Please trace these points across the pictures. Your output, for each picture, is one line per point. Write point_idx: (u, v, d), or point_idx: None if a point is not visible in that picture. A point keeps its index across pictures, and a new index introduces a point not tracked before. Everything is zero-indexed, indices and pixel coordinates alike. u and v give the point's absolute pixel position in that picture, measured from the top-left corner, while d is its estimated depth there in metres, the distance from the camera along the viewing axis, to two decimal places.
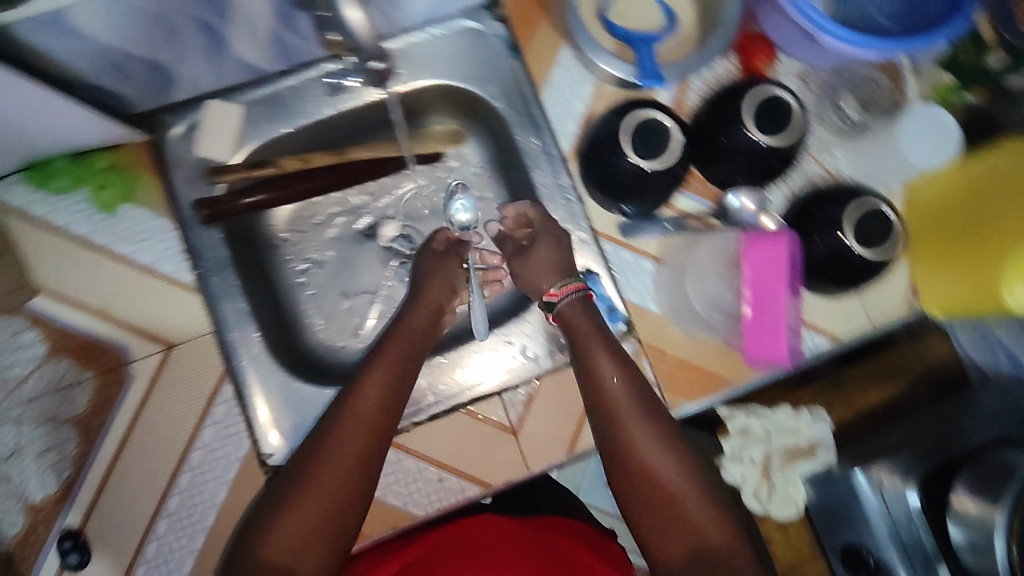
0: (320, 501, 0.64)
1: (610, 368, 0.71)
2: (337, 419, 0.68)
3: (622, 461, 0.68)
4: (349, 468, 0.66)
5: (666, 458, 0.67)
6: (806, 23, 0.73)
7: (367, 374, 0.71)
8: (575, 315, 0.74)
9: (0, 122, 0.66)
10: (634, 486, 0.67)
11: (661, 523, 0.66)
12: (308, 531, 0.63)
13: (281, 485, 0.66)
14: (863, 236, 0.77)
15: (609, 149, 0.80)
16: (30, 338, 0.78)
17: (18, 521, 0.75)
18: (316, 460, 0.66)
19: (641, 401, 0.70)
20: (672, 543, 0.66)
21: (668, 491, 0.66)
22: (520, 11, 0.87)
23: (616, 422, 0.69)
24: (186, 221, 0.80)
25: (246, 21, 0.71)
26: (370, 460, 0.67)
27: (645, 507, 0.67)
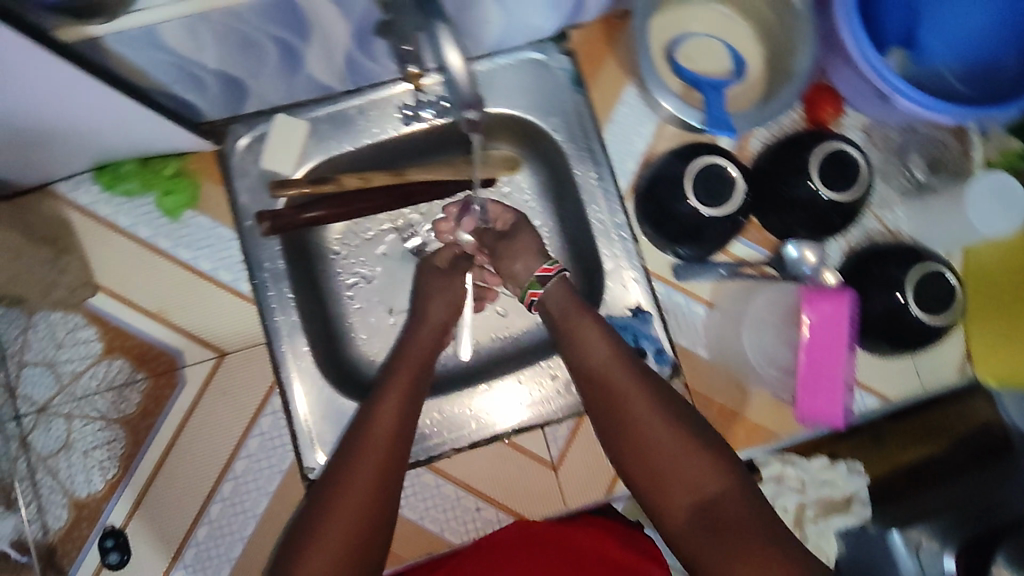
0: (348, 513, 0.63)
1: (598, 342, 0.71)
2: (360, 436, 0.69)
3: (610, 423, 0.67)
4: (371, 477, 0.65)
5: (656, 415, 0.66)
6: (881, 84, 0.73)
7: (386, 392, 0.72)
8: (571, 316, 0.72)
9: (84, 127, 0.68)
10: (628, 448, 0.66)
11: (658, 476, 0.64)
12: (335, 537, 0.61)
13: (314, 501, 0.64)
14: (925, 301, 0.77)
15: (670, 191, 0.79)
16: (86, 336, 0.78)
17: (63, 514, 0.76)
18: (342, 477, 0.65)
19: (627, 366, 0.69)
20: (677, 501, 0.63)
21: (658, 441, 0.64)
22: (588, 47, 0.88)
23: (605, 391, 0.68)
24: (246, 232, 0.81)
25: (324, 44, 0.72)
26: (388, 465, 0.67)
27: (638, 462, 0.65)
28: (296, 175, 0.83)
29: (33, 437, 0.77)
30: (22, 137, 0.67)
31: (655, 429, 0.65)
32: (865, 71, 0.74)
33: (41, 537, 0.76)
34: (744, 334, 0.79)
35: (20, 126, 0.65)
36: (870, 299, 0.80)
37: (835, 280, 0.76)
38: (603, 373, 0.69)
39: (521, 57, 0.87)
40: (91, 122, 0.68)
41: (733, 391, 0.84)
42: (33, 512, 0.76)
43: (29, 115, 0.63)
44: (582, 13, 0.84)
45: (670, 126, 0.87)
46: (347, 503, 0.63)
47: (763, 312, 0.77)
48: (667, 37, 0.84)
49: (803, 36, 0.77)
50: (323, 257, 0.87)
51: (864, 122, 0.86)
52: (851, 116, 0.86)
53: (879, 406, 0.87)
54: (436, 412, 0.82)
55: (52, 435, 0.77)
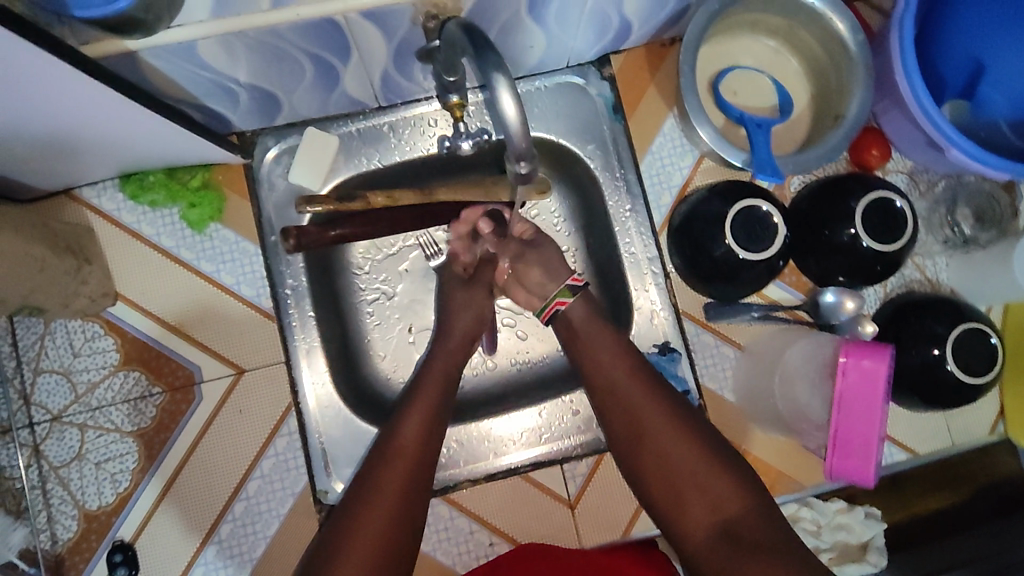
0: (373, 529, 0.62)
1: (618, 360, 0.71)
2: (386, 455, 0.67)
3: (629, 440, 0.67)
4: (395, 493, 0.64)
5: (676, 434, 0.65)
6: (936, 133, 0.71)
7: (410, 415, 0.70)
8: (595, 338, 0.73)
9: (111, 138, 0.66)
10: (648, 466, 0.66)
11: (675, 495, 0.63)
12: (360, 551, 0.60)
13: (338, 526, 0.63)
14: (962, 358, 0.75)
15: (706, 230, 0.77)
16: (103, 346, 0.77)
17: (72, 525, 0.75)
18: (367, 498, 0.64)
19: (645, 385, 0.69)
20: (697, 519, 0.62)
21: (678, 459, 0.64)
22: (629, 72, 0.85)
23: (624, 408, 0.68)
24: (270, 249, 0.80)
25: (362, 62, 0.69)
26: (414, 480, 0.66)
27: (657, 480, 0.65)
28: (322, 191, 0.81)
29: (46, 445, 0.76)
30: (49, 147, 0.65)
31: (675, 447, 0.65)
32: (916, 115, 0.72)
33: (49, 547, 0.75)
34: (777, 387, 0.78)
35: (46, 136, 0.63)
36: (906, 351, 0.78)
37: (871, 332, 0.77)
38: (622, 390, 0.69)
39: (559, 80, 0.84)
40: (121, 133, 0.66)
41: (758, 438, 0.82)
42: (43, 522, 0.75)
43: (56, 127, 0.61)
44: (625, 39, 0.81)
45: (708, 160, 0.85)
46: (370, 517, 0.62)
47: (798, 364, 0.76)
48: (712, 70, 0.82)
49: (855, 79, 0.75)
50: (348, 274, 0.86)
51: (909, 165, 0.84)
52: (895, 158, 0.84)
53: (907, 460, 0.84)
54: (455, 439, 0.82)
55: (66, 444, 0.76)
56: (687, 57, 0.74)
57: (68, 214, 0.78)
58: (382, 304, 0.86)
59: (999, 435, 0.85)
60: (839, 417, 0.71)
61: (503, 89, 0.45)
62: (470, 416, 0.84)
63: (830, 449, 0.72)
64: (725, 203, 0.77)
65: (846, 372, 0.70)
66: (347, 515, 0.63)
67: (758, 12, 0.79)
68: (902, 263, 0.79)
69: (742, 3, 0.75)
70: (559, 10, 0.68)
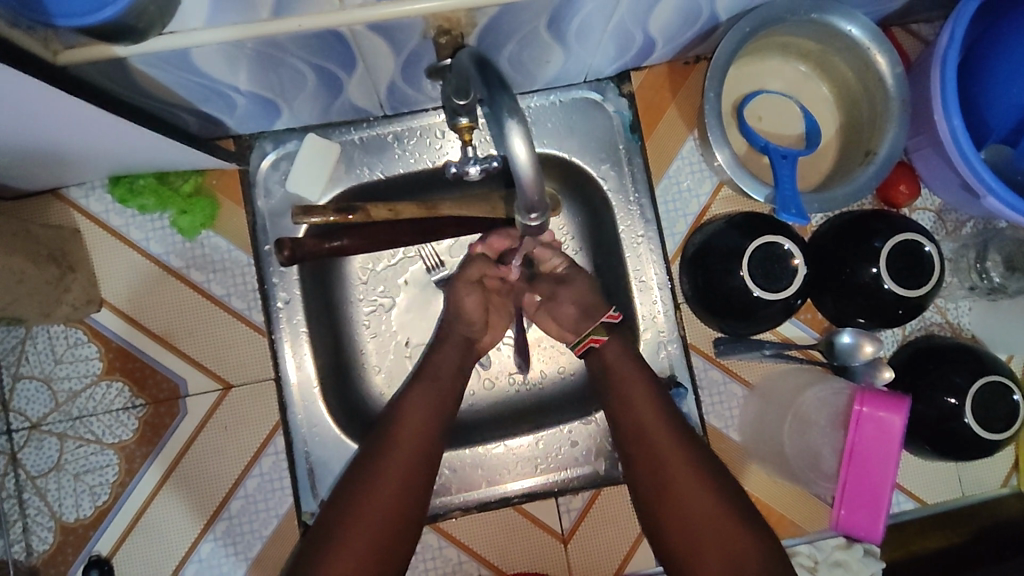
0: (362, 551, 0.61)
1: (644, 401, 0.70)
2: (373, 471, 0.65)
3: (650, 484, 0.67)
4: (386, 515, 0.63)
5: (699, 482, 0.66)
6: (973, 181, 0.67)
7: (396, 430, 0.68)
8: (626, 380, 0.72)
9: (97, 144, 0.62)
10: (664, 510, 0.66)
11: (694, 548, 0.63)
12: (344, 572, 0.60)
13: (313, 549, 0.61)
14: (981, 414, 0.72)
15: (722, 263, 0.73)
16: (86, 353, 0.74)
17: (48, 538, 0.73)
18: (351, 514, 0.63)
19: (671, 429, 0.69)
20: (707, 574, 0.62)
21: (696, 513, 0.64)
22: (649, 90, 0.81)
23: (648, 451, 0.68)
24: (264, 257, 0.76)
25: (368, 72, 0.65)
26: (406, 500, 0.64)
27: (676, 530, 0.65)
28: (320, 201, 0.78)
29: (23, 454, 0.73)
30: (31, 152, 0.61)
31: (696, 496, 0.65)
32: (954, 158, 0.68)
33: (23, 559, 0.72)
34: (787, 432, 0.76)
35: (27, 144, 0.59)
36: (924, 401, 0.75)
37: (887, 379, 0.75)
38: (648, 433, 0.69)
39: (574, 94, 0.80)
40: (109, 141, 0.62)
41: (762, 479, 0.80)
42: (18, 533, 0.72)
43: (37, 135, 0.57)
44: (647, 57, 0.77)
45: (727, 188, 0.81)
46: (358, 536, 0.61)
47: (811, 409, 0.74)
48: (737, 95, 0.78)
49: (889, 113, 0.71)
50: (344, 285, 0.82)
51: (938, 204, 0.81)
52: (923, 195, 0.81)
53: (915, 510, 0.82)
54: (447, 466, 0.78)
55: (44, 454, 0.73)
56: (713, 82, 0.69)
57: (54, 214, 0.74)
58: (380, 317, 0.83)
59: (1011, 488, 0.82)
60: (848, 471, 0.68)
61: (514, 132, 0.43)
62: (465, 439, 0.80)
63: (837, 501, 0.69)
64: (744, 236, 0.73)
65: (860, 423, 0.67)
66: (325, 535, 0.62)
67: (790, 35, 0.74)
68: (925, 308, 0.75)
69: (774, 26, 0.71)
70: (580, 27, 0.64)
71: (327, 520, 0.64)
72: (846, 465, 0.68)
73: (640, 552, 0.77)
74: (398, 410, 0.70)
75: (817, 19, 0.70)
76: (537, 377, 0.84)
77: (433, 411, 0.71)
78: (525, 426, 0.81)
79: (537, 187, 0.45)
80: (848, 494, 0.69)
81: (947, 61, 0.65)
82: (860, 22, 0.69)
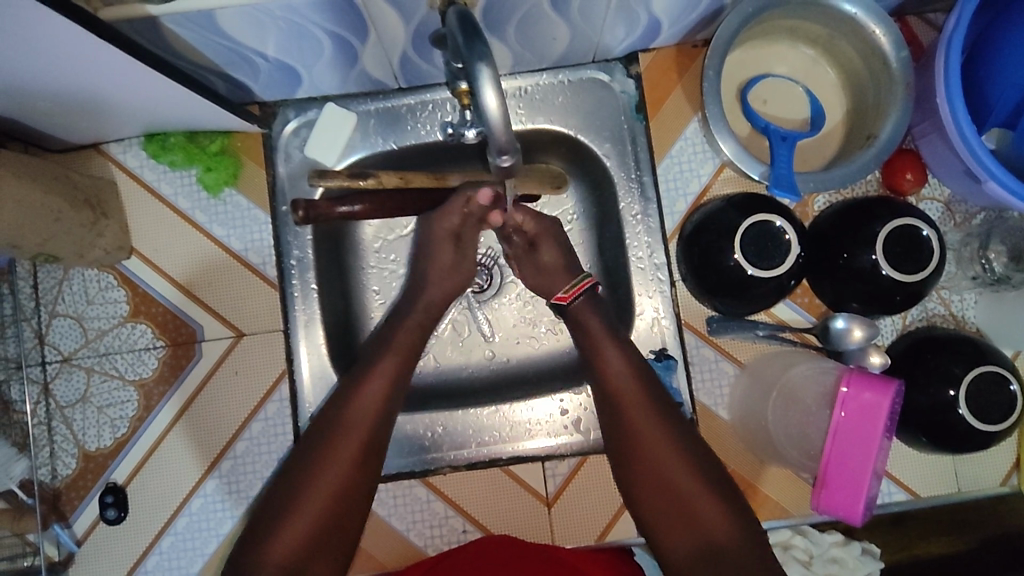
0: (317, 508, 0.65)
1: (622, 378, 0.71)
2: (344, 422, 0.69)
3: (621, 440, 0.69)
4: (347, 478, 0.66)
5: (682, 471, 0.67)
6: (974, 165, 0.67)
7: (370, 380, 0.71)
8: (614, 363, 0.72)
9: (130, 97, 0.68)
10: (642, 485, 0.68)
11: (668, 508, 0.66)
12: (302, 526, 0.64)
13: (287, 480, 0.67)
14: (976, 405, 0.71)
15: (716, 241, 0.75)
16: (115, 296, 0.81)
17: (71, 463, 0.79)
18: (328, 449, 0.67)
19: (655, 416, 0.69)
20: (679, 536, 0.65)
21: (667, 475, 0.67)
22: (656, 72, 0.83)
23: (628, 430, 0.70)
24: (280, 217, 0.81)
25: (381, 43, 0.70)
26: (365, 468, 0.68)
27: (650, 488, 0.67)
28: (336, 166, 0.82)
29: (54, 385, 0.80)
30: (72, 102, 0.67)
31: (677, 482, 0.66)
32: (956, 143, 0.68)
33: (48, 481, 0.79)
34: (772, 410, 0.76)
35: (67, 92, 0.65)
36: (918, 390, 0.74)
37: (880, 365, 0.76)
38: (627, 413, 0.70)
39: (583, 75, 0.83)
40: (144, 96, 0.68)
41: (751, 458, 0.80)
42: (45, 457, 0.79)
43: (74, 83, 0.63)
44: (654, 38, 0.79)
45: (729, 169, 0.82)
46: (324, 482, 0.65)
47: (798, 389, 0.74)
48: (742, 78, 0.79)
49: (894, 98, 0.72)
50: (357, 250, 0.86)
51: (946, 194, 0.80)
52: (932, 185, 0.81)
53: (907, 501, 0.80)
54: (440, 425, 0.82)
55: (72, 386, 0.80)
56: (713, 61, 0.71)
57: (95, 167, 0.81)
58: (388, 282, 0.87)
59: (1012, 486, 0.81)
60: (832, 449, 0.68)
61: (487, 81, 0.46)
62: (462, 402, 0.84)
63: (819, 481, 0.69)
64: (740, 215, 0.74)
65: (845, 402, 0.67)
66: (301, 466, 0.67)
67: (798, 19, 0.75)
68: (925, 296, 0.75)
69: (777, 8, 0.72)
70: (581, 4, 0.67)
71: (308, 454, 0.68)
72: (829, 440, 0.67)
73: (623, 521, 0.79)
74: (381, 363, 0.73)
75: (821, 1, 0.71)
76: (535, 346, 0.87)
77: (399, 378, 0.72)
78: (520, 393, 0.84)
79: (507, 133, 0.49)
80: (829, 473, 0.68)
81: (951, 45, 0.65)
82: (864, 4, 0.70)
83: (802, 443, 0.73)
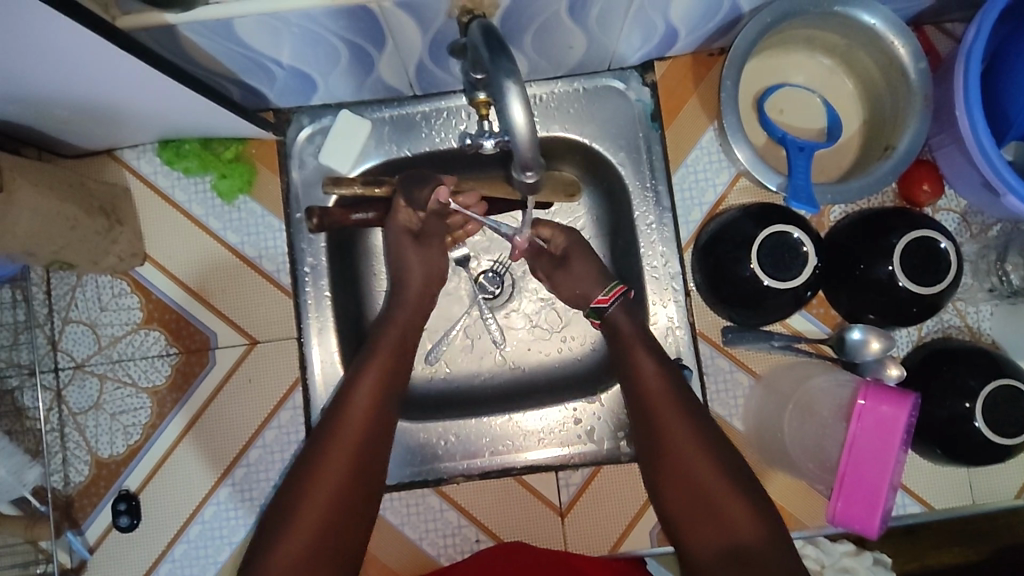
0: (318, 515, 0.62)
1: (656, 384, 0.69)
2: (335, 424, 0.67)
3: (647, 442, 0.68)
4: (344, 479, 0.64)
5: (712, 473, 0.64)
6: (994, 177, 0.67)
7: (365, 383, 0.69)
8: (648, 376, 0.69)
9: (146, 105, 0.68)
10: (666, 490, 0.66)
11: (693, 510, 0.64)
12: (308, 527, 0.62)
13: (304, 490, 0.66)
14: (994, 419, 0.70)
15: (732, 252, 0.74)
16: (128, 303, 0.80)
17: (84, 470, 0.79)
18: (324, 448, 0.65)
19: (687, 421, 0.67)
20: (706, 540, 0.63)
21: (694, 474, 0.65)
22: (671, 81, 0.83)
23: (659, 430, 0.67)
24: (294, 225, 0.81)
25: (398, 51, 0.69)
26: (362, 464, 0.65)
27: (677, 491, 0.65)
28: (350, 174, 0.82)
29: (67, 392, 0.80)
30: (89, 110, 0.67)
31: (710, 480, 0.64)
32: (975, 155, 0.67)
33: (61, 488, 0.79)
34: (788, 422, 0.76)
35: (86, 100, 0.65)
36: (934, 403, 0.73)
37: (896, 377, 0.74)
38: (656, 412, 0.67)
39: (598, 82, 0.83)
40: (159, 103, 0.68)
41: (765, 469, 0.80)
42: (57, 463, 0.79)
43: (93, 91, 0.63)
44: (670, 46, 0.79)
45: (745, 179, 0.82)
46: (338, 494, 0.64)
47: (814, 401, 0.74)
48: (758, 87, 0.79)
49: (912, 109, 0.71)
50: (370, 257, 0.86)
51: (963, 206, 0.80)
52: (948, 196, 0.80)
53: (921, 513, 0.80)
54: (453, 433, 0.82)
55: (85, 393, 0.80)
56: (731, 71, 0.71)
57: (109, 173, 0.81)
58: None
59: None
60: (848, 462, 0.67)
61: (513, 95, 0.46)
62: (474, 410, 0.84)
63: (834, 494, 0.69)
64: (757, 226, 0.74)
65: (862, 415, 0.67)
66: None
67: (815, 29, 0.75)
68: (942, 308, 0.74)
69: (796, 18, 0.72)
70: (600, 13, 0.66)
71: None
72: (845, 453, 0.67)
73: (636, 532, 0.79)
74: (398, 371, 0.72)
75: (841, 11, 0.70)
76: (548, 355, 0.86)
77: (393, 368, 0.71)
78: (533, 402, 0.84)
79: (533, 147, 0.48)
80: (845, 486, 0.68)
81: (972, 57, 0.65)
82: (883, 15, 0.69)
83: (817, 456, 0.72)
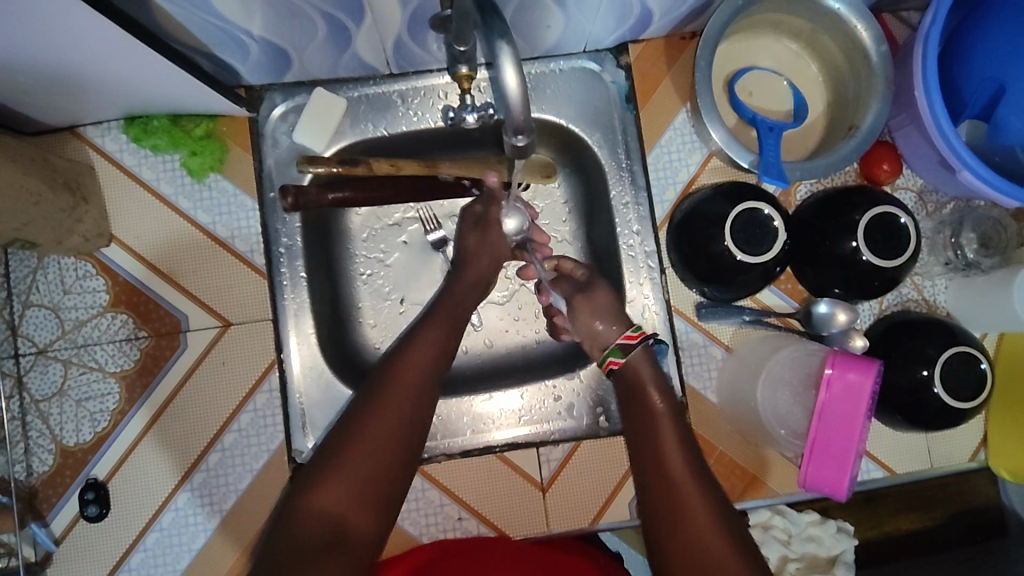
0: (348, 485, 0.59)
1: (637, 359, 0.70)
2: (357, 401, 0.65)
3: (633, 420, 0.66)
4: (361, 467, 0.60)
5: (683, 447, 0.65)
6: (950, 154, 0.70)
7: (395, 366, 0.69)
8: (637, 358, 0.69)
9: (112, 75, 0.66)
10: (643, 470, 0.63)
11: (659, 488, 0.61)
12: (338, 497, 0.59)
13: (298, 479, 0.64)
14: (950, 384, 0.74)
15: (706, 228, 0.76)
16: (94, 285, 0.78)
17: (48, 459, 0.76)
18: (360, 432, 0.62)
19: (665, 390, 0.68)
20: (667, 524, 0.59)
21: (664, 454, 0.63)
22: (645, 63, 0.84)
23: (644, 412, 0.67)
24: (268, 204, 0.80)
25: (376, 27, 0.69)
26: (391, 442, 0.62)
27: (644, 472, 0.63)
28: (325, 153, 0.81)
29: (29, 378, 0.76)
30: (54, 80, 0.65)
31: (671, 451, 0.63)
32: (933, 134, 0.71)
33: (24, 479, 0.76)
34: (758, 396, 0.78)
35: (48, 68, 0.62)
36: (896, 370, 0.76)
37: (861, 346, 0.81)
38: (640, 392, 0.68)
39: (573, 64, 0.84)
40: (129, 73, 0.66)
41: (736, 440, 0.83)
42: (19, 453, 0.76)
43: (57, 59, 0.61)
44: (645, 28, 0.80)
45: (716, 159, 0.84)
46: (342, 473, 0.59)
47: (783, 372, 0.76)
48: (728, 69, 0.81)
49: (874, 90, 0.75)
50: (346, 241, 0.86)
51: (919, 184, 0.85)
52: (905, 175, 0.85)
53: (884, 478, 0.84)
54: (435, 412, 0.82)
55: (49, 378, 0.77)
56: (705, 51, 0.72)
57: (72, 151, 0.78)
58: (377, 271, 0.86)
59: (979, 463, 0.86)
60: (818, 428, 0.70)
61: (508, 59, 0.47)
62: (455, 391, 0.84)
63: (805, 458, 0.71)
64: (729, 203, 0.76)
65: (831, 383, 0.69)
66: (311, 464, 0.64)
67: (782, 13, 0.78)
68: (902, 281, 0.78)
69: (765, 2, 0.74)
70: None
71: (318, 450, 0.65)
72: (814, 419, 0.70)
73: (614, 505, 0.80)
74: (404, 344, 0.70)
75: None
76: (527, 335, 0.87)
77: (441, 354, 0.70)
78: (512, 381, 0.85)
79: (524, 109, 0.49)
80: (814, 451, 0.71)
81: (929, 39, 0.68)
82: None
83: (788, 426, 0.75)
